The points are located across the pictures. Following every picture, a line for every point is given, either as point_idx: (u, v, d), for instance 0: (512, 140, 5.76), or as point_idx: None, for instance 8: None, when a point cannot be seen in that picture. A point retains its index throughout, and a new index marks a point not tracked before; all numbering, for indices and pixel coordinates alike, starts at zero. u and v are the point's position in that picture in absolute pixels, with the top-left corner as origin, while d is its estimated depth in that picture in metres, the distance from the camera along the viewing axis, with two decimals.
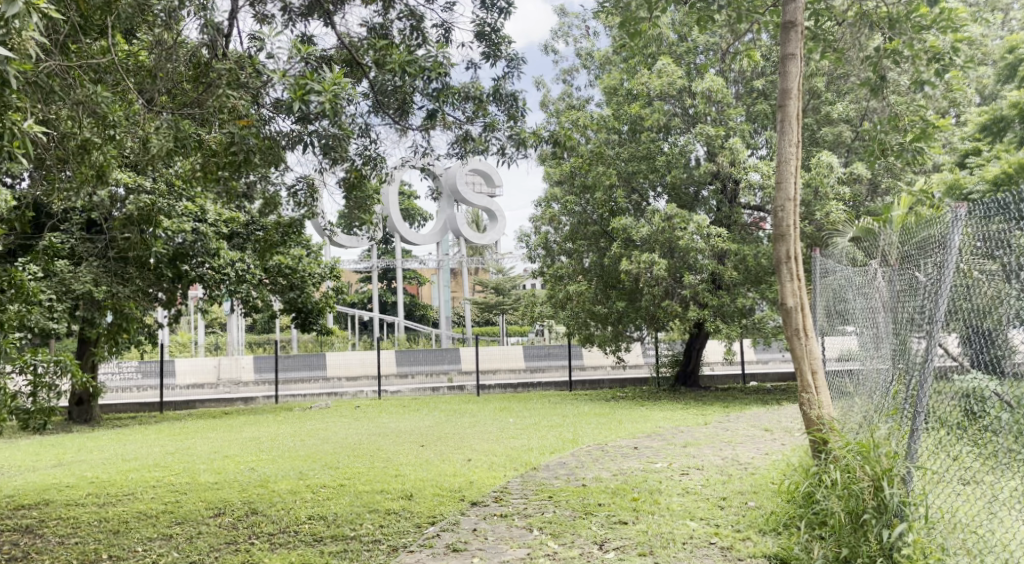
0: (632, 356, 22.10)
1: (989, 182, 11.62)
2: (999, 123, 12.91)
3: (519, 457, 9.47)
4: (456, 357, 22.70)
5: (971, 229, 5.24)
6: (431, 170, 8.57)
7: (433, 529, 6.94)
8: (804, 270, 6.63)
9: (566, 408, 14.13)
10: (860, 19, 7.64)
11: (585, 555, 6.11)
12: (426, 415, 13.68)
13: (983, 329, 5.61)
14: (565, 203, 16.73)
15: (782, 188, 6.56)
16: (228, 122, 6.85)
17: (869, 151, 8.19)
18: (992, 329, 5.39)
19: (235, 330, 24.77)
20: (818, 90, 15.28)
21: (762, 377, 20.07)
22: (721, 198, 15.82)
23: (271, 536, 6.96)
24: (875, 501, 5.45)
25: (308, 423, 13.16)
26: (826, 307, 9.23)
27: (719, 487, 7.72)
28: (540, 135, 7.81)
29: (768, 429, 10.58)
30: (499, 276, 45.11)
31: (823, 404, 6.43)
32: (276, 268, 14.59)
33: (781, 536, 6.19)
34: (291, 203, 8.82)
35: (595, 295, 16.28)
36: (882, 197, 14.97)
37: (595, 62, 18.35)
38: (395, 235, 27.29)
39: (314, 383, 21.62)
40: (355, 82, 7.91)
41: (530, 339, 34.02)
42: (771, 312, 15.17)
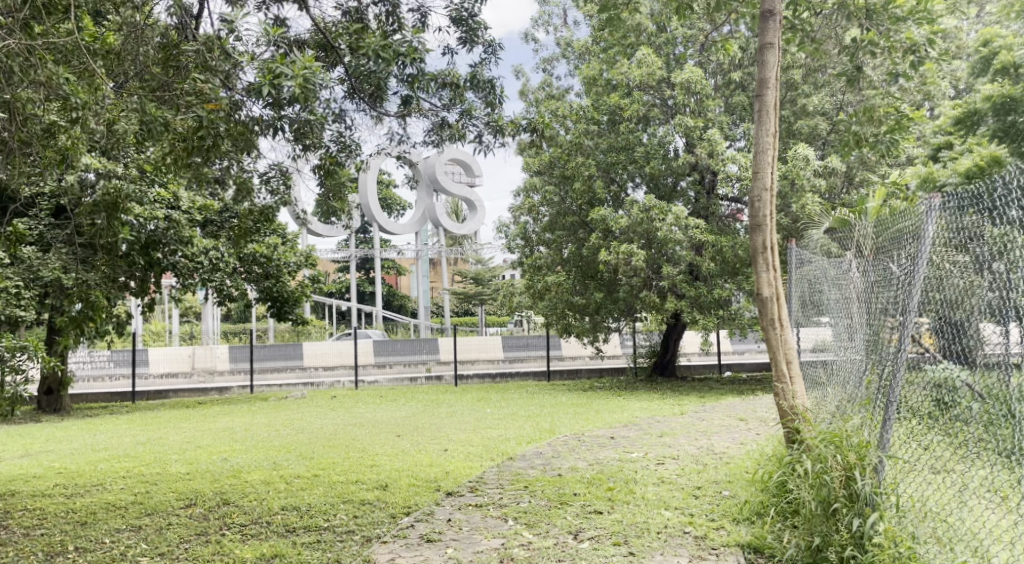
0: (611, 347, 21.96)
1: (961, 175, 11.66)
2: (972, 117, 12.87)
3: (495, 447, 9.45)
4: (434, 347, 22.49)
5: (945, 222, 5.33)
6: (408, 157, 8.50)
7: (407, 519, 6.91)
8: (780, 261, 6.68)
9: (544, 398, 14.08)
10: (838, 9, 7.67)
11: (560, 545, 6.11)
12: (403, 406, 13.60)
13: (953, 319, 5.69)
14: (544, 194, 16.63)
15: (758, 177, 6.60)
16: (196, 105, 6.73)
17: (844, 143, 8.26)
18: (964, 319, 5.45)
19: (209, 319, 24.60)
20: (796, 82, 15.29)
21: (739, 366, 20.24)
22: (699, 189, 15.88)
23: (243, 527, 6.90)
24: (846, 490, 5.52)
25: (283, 413, 13.05)
26: (801, 298, 9.24)
27: (694, 476, 7.76)
28: (518, 123, 7.79)
29: (741, 420, 10.64)
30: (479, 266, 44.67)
31: (796, 394, 6.47)
32: (251, 256, 14.43)
33: (754, 525, 6.30)
34: (265, 191, 8.85)
35: (572, 285, 16.25)
36: (857, 189, 15.11)
37: (575, 52, 18.34)
38: (373, 225, 27.33)
39: (291, 372, 21.45)
40: (330, 67, 7.84)
41: (509, 330, 34.13)
42: (748, 303, 15.23)
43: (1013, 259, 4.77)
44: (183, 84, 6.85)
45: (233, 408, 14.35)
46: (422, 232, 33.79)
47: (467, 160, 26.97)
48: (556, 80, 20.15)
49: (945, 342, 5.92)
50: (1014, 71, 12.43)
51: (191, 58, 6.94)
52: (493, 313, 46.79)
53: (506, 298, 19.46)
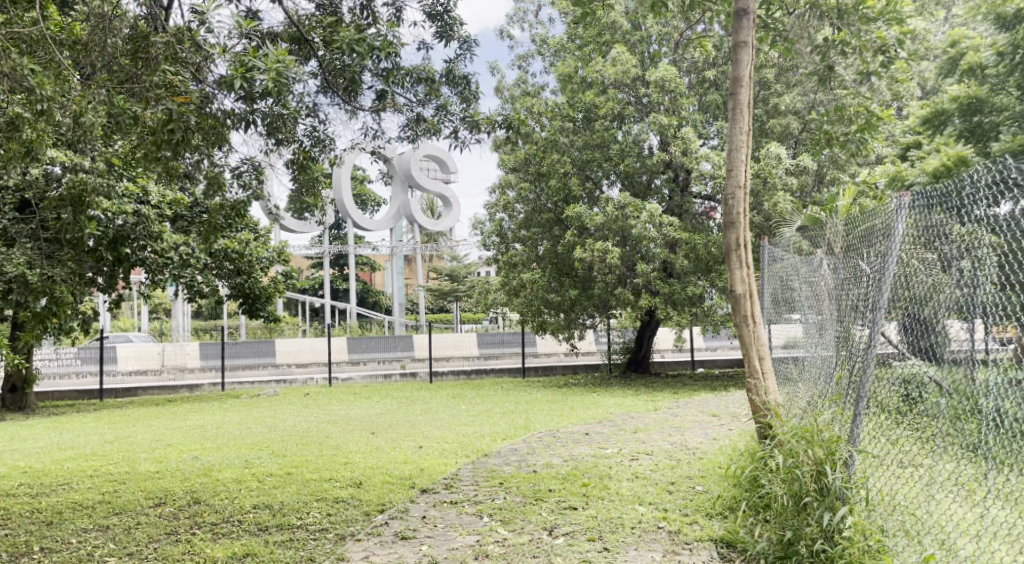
0: (586, 344, 22.02)
1: (929, 174, 11.80)
2: (940, 117, 13.07)
3: (470, 443, 9.44)
4: (409, 344, 22.42)
5: (914, 221, 5.42)
6: (382, 153, 8.45)
7: (381, 517, 6.89)
8: (754, 259, 6.75)
9: (519, 395, 14.10)
10: (810, 9, 7.78)
11: (534, 542, 6.13)
12: (377, 402, 13.57)
13: (920, 315, 5.79)
14: (519, 191, 16.64)
15: (732, 175, 6.67)
16: (166, 98, 6.63)
17: (815, 141, 8.38)
18: (932, 316, 5.54)
19: (179, 316, 24.31)
20: (768, 81, 15.45)
21: (712, 362, 20.40)
22: (673, 187, 15.99)
23: (214, 526, 6.83)
24: (817, 484, 5.59)
25: (255, 411, 12.91)
26: (774, 295, 9.34)
27: (668, 471, 7.82)
28: (494, 119, 7.79)
29: (714, 415, 10.73)
30: (455, 263, 44.46)
31: (769, 390, 6.55)
32: (222, 252, 14.06)
33: (727, 519, 6.38)
34: (237, 185, 8.75)
35: (548, 283, 16.26)
36: (828, 187, 15.29)
37: (550, 49, 18.37)
38: (347, 221, 27.17)
39: (263, 369, 21.25)
40: (303, 60, 7.78)
41: (484, 328, 34.08)
42: (721, 300, 15.36)
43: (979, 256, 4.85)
44: (153, 76, 6.78)
45: (203, 405, 14.16)
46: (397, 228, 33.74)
47: (442, 156, 26.88)
48: (531, 78, 20.17)
49: (913, 338, 6.02)
50: (980, 72, 12.60)
51: (160, 50, 6.83)
52: (468, 310, 46.70)
53: (481, 295, 19.43)
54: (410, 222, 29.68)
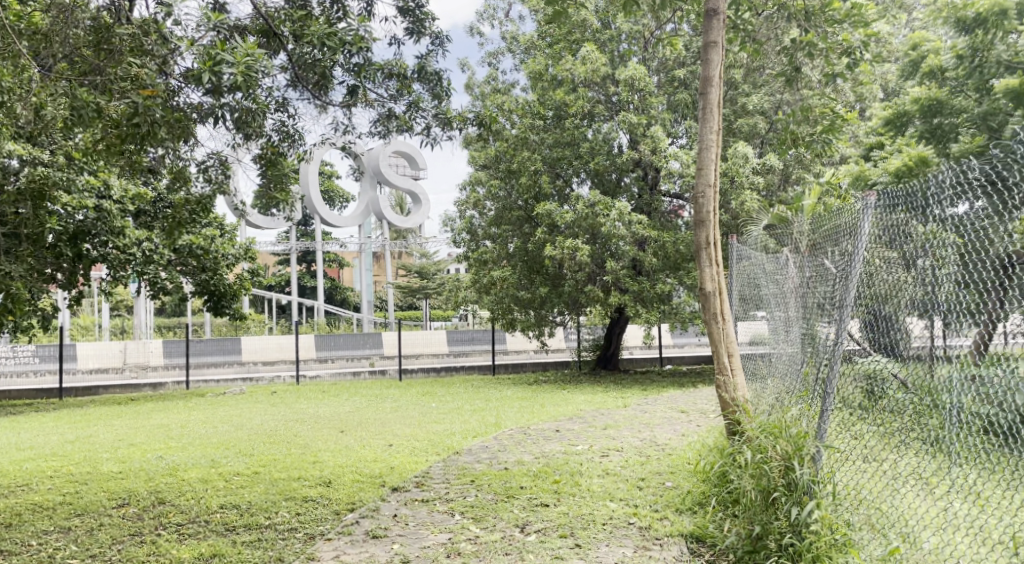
0: (555, 341, 22.11)
1: (891, 174, 12.03)
2: (902, 118, 13.33)
3: (441, 441, 9.42)
4: (378, 342, 22.30)
5: (878, 220, 5.51)
6: (352, 149, 8.38)
7: (351, 515, 6.86)
8: (723, 256, 6.84)
9: (489, 392, 14.10)
10: (778, 10, 7.88)
11: (506, 539, 6.15)
12: (346, 400, 13.46)
13: (882, 313, 5.88)
14: (489, 188, 16.61)
15: (703, 174, 6.74)
16: (131, 91, 6.49)
17: (782, 140, 8.51)
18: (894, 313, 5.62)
19: (140, 313, 23.87)
20: (736, 81, 15.64)
21: (680, 359, 20.62)
22: (642, 185, 16.11)
23: (179, 527, 6.74)
24: (785, 479, 5.65)
25: (220, 410, 12.73)
26: (741, 292, 9.46)
27: (638, 467, 7.89)
28: (465, 116, 7.79)
29: (683, 412, 10.85)
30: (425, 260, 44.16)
31: (738, 386, 6.63)
32: (187, 248, 13.88)
33: (697, 515, 6.46)
34: (202, 179, 8.61)
35: (518, 280, 16.29)
36: (793, 187, 15.55)
37: (521, 46, 18.41)
38: (314, 217, 26.94)
39: (228, 367, 20.97)
40: (271, 53, 7.68)
41: (454, 325, 34.01)
42: (689, 297, 15.52)
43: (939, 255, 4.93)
44: (118, 68, 6.65)
45: (168, 404, 13.90)
46: (365, 224, 33.53)
47: (411, 152, 26.75)
48: (501, 75, 20.20)
49: (876, 334, 6.11)
50: (940, 74, 12.88)
51: (126, 42, 6.69)
52: (437, 307, 46.61)
53: (450, 292, 19.37)
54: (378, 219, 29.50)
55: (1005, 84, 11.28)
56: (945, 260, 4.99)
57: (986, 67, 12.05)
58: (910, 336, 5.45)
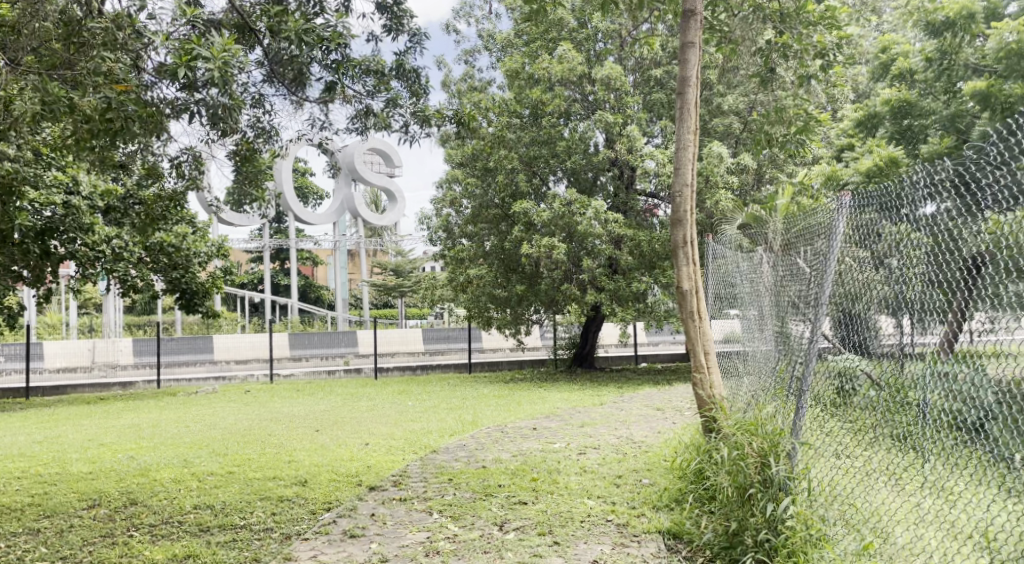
0: (531, 339, 22.17)
1: (863, 174, 12.22)
2: (873, 120, 13.55)
3: (418, 440, 9.38)
4: (353, 340, 22.19)
5: (852, 221, 5.56)
6: (329, 145, 8.31)
7: (328, 515, 6.82)
8: (700, 256, 6.89)
9: (466, 390, 14.10)
10: (754, 12, 7.97)
11: (486, 537, 6.15)
12: (321, 399, 13.38)
13: (853, 311, 5.91)
14: (466, 186, 16.60)
15: (680, 173, 6.77)
16: (104, 86, 6.36)
17: (757, 141, 8.60)
18: (863, 312, 5.65)
19: (108, 311, 23.50)
20: (710, 81, 15.79)
21: (655, 357, 20.77)
22: (618, 184, 16.21)
23: (152, 527, 6.65)
24: (761, 476, 5.68)
25: (193, 409, 12.58)
26: (717, 291, 9.54)
27: (615, 465, 7.94)
28: (444, 113, 7.78)
29: (658, 409, 10.96)
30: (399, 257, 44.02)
31: (714, 384, 6.70)
32: (158, 246, 13.70)
33: (673, 511, 6.51)
34: (175, 176, 8.49)
35: (494, 279, 16.31)
36: (766, 186, 15.75)
37: (497, 44, 18.43)
38: (287, 214, 26.72)
39: (199, 366, 20.71)
40: (247, 48, 7.60)
41: (429, 323, 33.92)
42: (664, 295, 15.64)
43: (909, 255, 4.95)
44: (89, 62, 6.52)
45: (138, 404, 13.69)
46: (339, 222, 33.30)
47: (386, 149, 26.66)
48: (478, 72, 20.21)
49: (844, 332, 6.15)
50: (910, 77, 13.12)
51: (97, 35, 6.54)
52: (411, 304, 46.47)
53: (426, 290, 19.34)
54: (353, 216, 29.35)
55: (973, 86, 11.52)
56: (915, 259, 5.00)
57: (954, 70, 12.32)
58: (882, 334, 5.49)
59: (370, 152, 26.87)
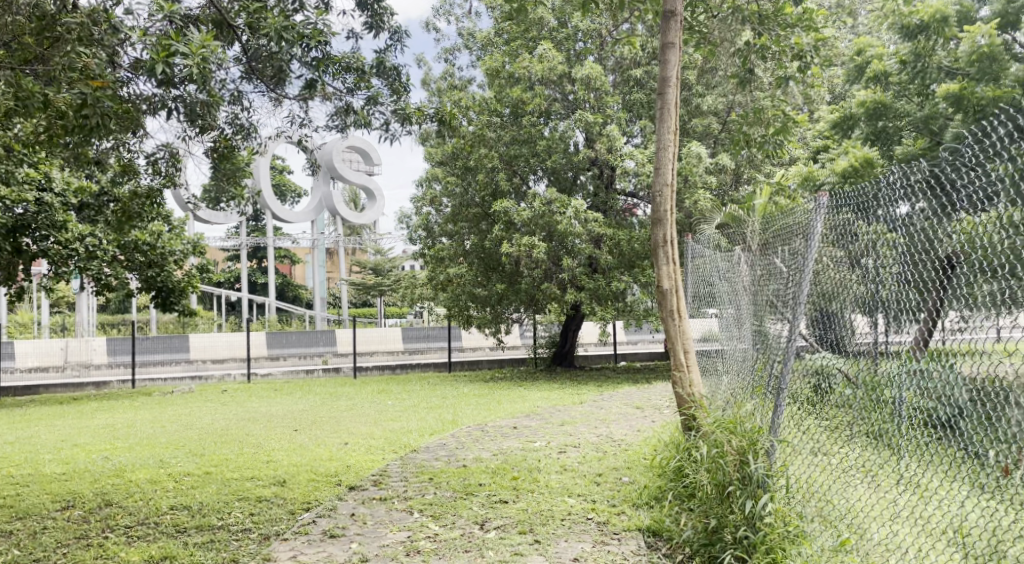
0: (511, 338, 22.17)
1: (839, 174, 12.34)
2: (848, 121, 13.68)
3: (398, 439, 9.36)
4: (331, 339, 22.07)
5: (830, 220, 5.64)
6: (308, 143, 8.25)
7: (308, 515, 6.78)
8: (680, 255, 6.93)
9: (448, 389, 14.06)
10: (734, 13, 8.03)
11: (467, 536, 6.15)
12: (301, 399, 13.28)
13: (829, 310, 5.96)
14: (446, 184, 16.57)
15: (660, 173, 6.81)
16: (79, 82, 6.06)
17: (735, 141, 8.67)
18: (840, 311, 5.69)
19: (81, 310, 23.21)
20: (689, 82, 15.91)
21: (635, 355, 20.86)
22: (597, 183, 16.28)
23: (128, 529, 6.57)
24: (740, 473, 5.71)
25: (169, 409, 12.45)
26: (695, 290, 9.62)
27: (595, 463, 7.98)
28: (425, 111, 7.76)
29: (638, 407, 11.01)
30: (378, 256, 43.76)
31: (694, 382, 6.75)
32: (132, 244, 13.52)
33: (653, 509, 6.55)
34: (152, 172, 8.40)
35: (475, 278, 16.31)
36: (745, 186, 15.88)
37: (478, 43, 18.44)
38: (265, 212, 26.53)
39: (174, 365, 20.50)
40: (225, 45, 7.54)
41: (408, 322, 33.81)
42: (643, 294, 15.72)
43: (884, 254, 5.00)
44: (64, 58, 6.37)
45: (112, 404, 13.51)
46: (317, 220, 33.10)
47: (365, 147, 26.55)
48: (458, 71, 20.20)
49: (820, 330, 6.19)
50: (884, 79, 13.28)
51: (73, 29, 6.40)
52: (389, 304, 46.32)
53: (406, 289, 19.29)
54: (331, 215, 29.19)
55: (946, 88, 11.64)
56: (891, 258, 5.02)
57: (928, 72, 12.48)
58: (857, 333, 5.53)
59: (349, 150, 26.74)
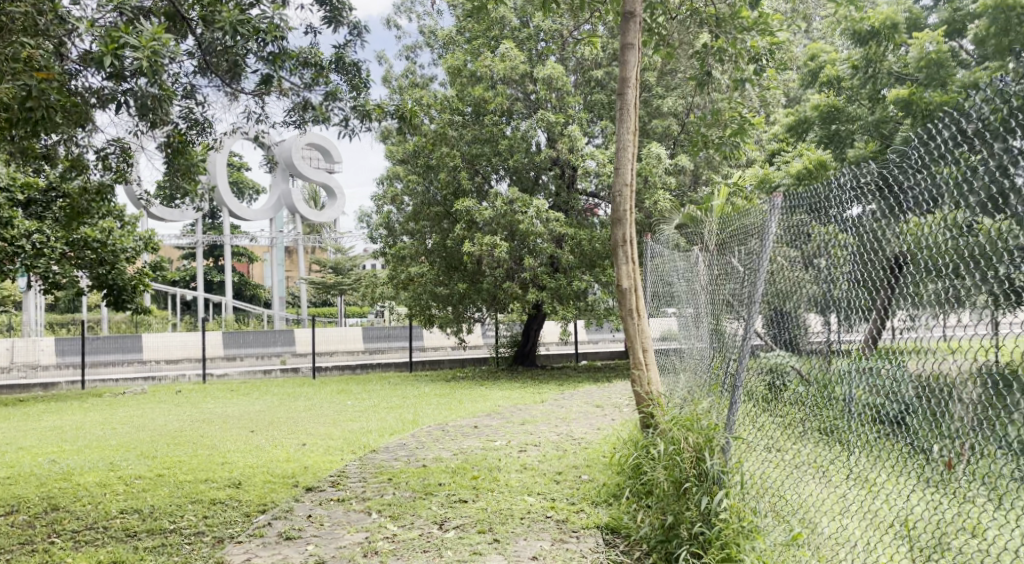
0: (473, 337, 22.13)
1: (793, 176, 12.51)
2: (802, 125, 13.88)
3: (357, 440, 9.30)
4: (290, 338, 21.84)
5: (785, 221, 5.72)
6: (265, 139, 8.16)
7: (263, 517, 6.70)
8: (639, 254, 6.98)
9: (409, 389, 13.97)
10: (691, 15, 8.10)
11: (425, 536, 6.12)
12: (258, 399, 13.11)
13: (784, 309, 6.04)
14: (408, 183, 16.49)
15: (620, 173, 6.85)
16: (23, 73, 5.83)
17: (693, 142, 8.74)
18: (794, 311, 5.77)
19: (30, 310, 22.65)
20: (649, 84, 16.07)
21: (595, 355, 20.95)
22: (559, 183, 16.34)
23: (75, 533, 6.43)
24: (696, 470, 5.76)
25: (120, 410, 12.21)
26: (654, 289, 9.70)
27: (555, 461, 8.00)
28: (385, 108, 7.72)
29: (598, 406, 11.07)
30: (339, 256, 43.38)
31: (652, 380, 6.80)
32: (82, 241, 13.22)
33: (612, 507, 6.58)
34: (101, 168, 8.22)
35: (436, 277, 16.26)
36: (703, 187, 16.07)
37: (439, 41, 18.40)
38: (223, 210, 26.18)
39: (127, 366, 20.12)
40: (178, 38, 7.42)
41: (368, 322, 33.60)
42: (604, 294, 15.82)
43: (837, 255, 5.07)
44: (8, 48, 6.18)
45: (62, 405, 13.20)
46: (276, 219, 32.72)
47: (325, 144, 26.34)
48: (420, 69, 20.13)
49: (775, 329, 6.27)
50: (837, 84, 13.55)
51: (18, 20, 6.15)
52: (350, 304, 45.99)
53: (366, 288, 19.16)
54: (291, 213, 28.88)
55: (896, 93, 11.86)
56: (842, 259, 5.10)
57: (879, 78, 12.73)
58: (810, 332, 5.61)
59: (309, 147, 26.50)
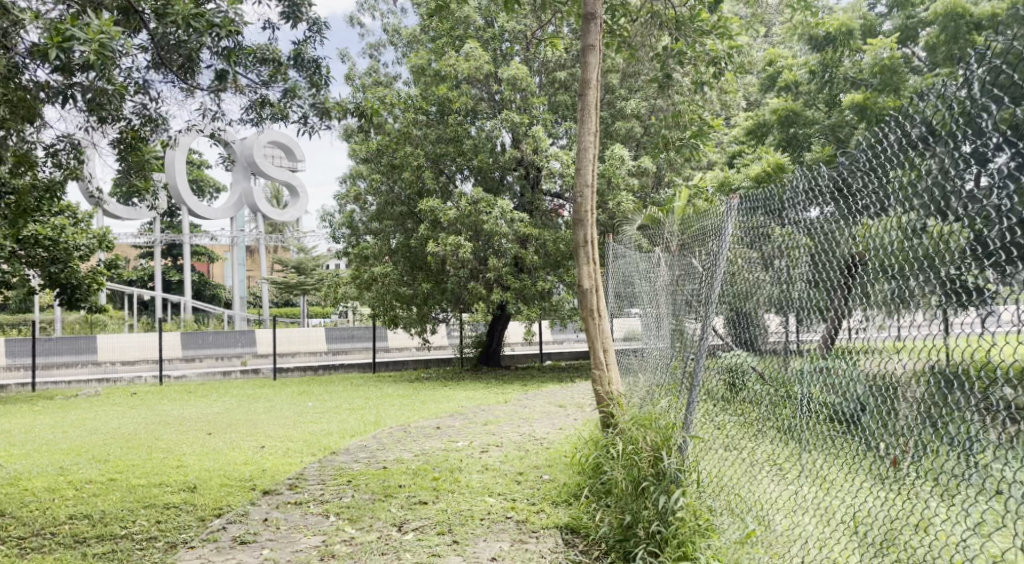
0: (437, 337, 22.08)
1: (752, 178, 12.64)
2: (762, 128, 14.04)
3: (317, 441, 9.23)
4: (251, 339, 21.60)
5: (743, 223, 5.77)
6: (223, 136, 8.06)
7: (218, 521, 6.61)
8: (600, 255, 7.00)
9: (371, 390, 13.89)
10: (651, 17, 8.14)
11: (383, 538, 6.08)
12: (217, 401, 12.95)
13: (741, 310, 6.09)
14: (371, 182, 16.39)
15: (580, 174, 6.86)
16: None
17: (654, 144, 8.78)
18: (751, 311, 5.83)
19: None
20: (613, 85, 16.18)
21: (560, 355, 21.02)
22: (524, 183, 16.39)
23: (21, 540, 6.30)
24: (654, 469, 5.78)
25: (73, 413, 11.96)
26: (617, 289, 9.74)
27: (516, 462, 8.00)
28: (345, 107, 7.65)
29: (561, 406, 11.11)
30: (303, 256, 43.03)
31: (612, 380, 6.83)
32: (33, 239, 12.94)
33: (572, 506, 6.59)
34: (52, 165, 8.06)
35: (400, 277, 16.19)
36: (665, 189, 16.21)
37: (403, 39, 18.33)
38: (183, 208, 25.80)
39: (83, 367, 19.74)
40: (131, 32, 7.29)
41: (332, 322, 33.36)
42: (568, 294, 15.89)
43: (792, 256, 5.12)
44: None
45: (13, 408, 12.91)
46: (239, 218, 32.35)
47: (288, 143, 26.12)
48: (383, 68, 20.03)
49: (733, 330, 6.33)
50: (795, 88, 13.76)
51: None
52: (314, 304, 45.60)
53: (329, 288, 19.02)
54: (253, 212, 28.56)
55: (851, 98, 12.08)
56: (798, 260, 5.15)
57: (835, 83, 13.14)
58: (767, 332, 5.66)
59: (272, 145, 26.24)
